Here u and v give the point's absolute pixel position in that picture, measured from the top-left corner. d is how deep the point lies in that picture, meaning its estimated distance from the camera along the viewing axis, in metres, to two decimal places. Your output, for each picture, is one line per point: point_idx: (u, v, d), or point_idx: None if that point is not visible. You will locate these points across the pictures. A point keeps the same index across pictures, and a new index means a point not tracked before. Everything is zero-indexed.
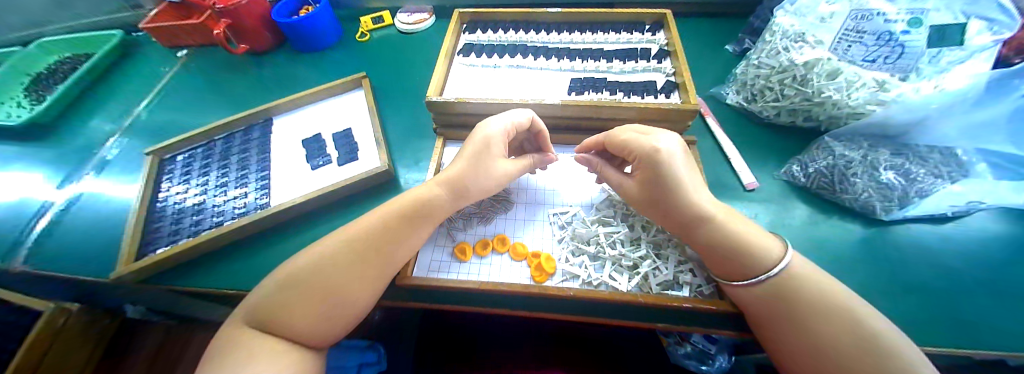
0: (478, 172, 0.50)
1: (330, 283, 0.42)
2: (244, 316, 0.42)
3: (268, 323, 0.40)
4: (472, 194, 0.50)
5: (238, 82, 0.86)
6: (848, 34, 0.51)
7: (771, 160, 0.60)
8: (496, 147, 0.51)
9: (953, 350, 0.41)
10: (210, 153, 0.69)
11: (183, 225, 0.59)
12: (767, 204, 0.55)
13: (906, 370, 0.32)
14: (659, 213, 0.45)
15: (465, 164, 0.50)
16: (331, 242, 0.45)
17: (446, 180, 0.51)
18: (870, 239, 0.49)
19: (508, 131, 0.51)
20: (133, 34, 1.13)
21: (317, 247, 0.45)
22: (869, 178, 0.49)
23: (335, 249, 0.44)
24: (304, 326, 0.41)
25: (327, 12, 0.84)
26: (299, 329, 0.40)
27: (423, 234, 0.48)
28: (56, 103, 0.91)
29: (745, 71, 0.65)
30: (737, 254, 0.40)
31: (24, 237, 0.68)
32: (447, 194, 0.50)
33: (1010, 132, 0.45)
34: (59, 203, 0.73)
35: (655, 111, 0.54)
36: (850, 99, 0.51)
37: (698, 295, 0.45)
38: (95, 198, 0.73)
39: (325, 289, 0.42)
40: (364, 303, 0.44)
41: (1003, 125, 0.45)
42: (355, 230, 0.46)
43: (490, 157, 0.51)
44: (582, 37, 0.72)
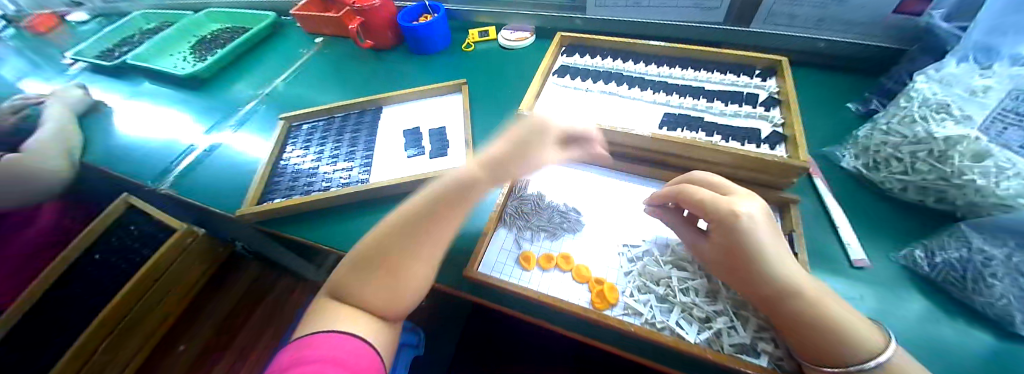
0: (525, 155, 0.53)
1: (395, 260, 0.47)
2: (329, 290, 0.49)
3: (348, 295, 0.47)
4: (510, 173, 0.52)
5: (358, 71, 0.99)
6: (1005, 115, 0.46)
7: (886, 237, 0.53)
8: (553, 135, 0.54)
9: None
10: (328, 128, 0.80)
11: (298, 184, 0.69)
12: (875, 287, 0.49)
13: None
14: (737, 282, 0.42)
15: (509, 146, 0.54)
16: (391, 222, 0.50)
17: (482, 172, 0.53)
18: (1003, 357, 0.42)
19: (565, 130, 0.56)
20: (283, 17, 1.36)
21: (382, 227, 0.50)
22: (1012, 283, 0.42)
23: (394, 228, 0.49)
24: (375, 298, 0.46)
25: (442, 22, 0.94)
26: (371, 301, 0.46)
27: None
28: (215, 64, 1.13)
29: (868, 134, 0.59)
30: (828, 341, 0.36)
31: (171, 169, 0.86)
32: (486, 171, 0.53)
33: None
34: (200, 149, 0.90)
35: (754, 160, 0.52)
36: (997, 187, 0.44)
37: (778, 367, 0.40)
38: (226, 150, 0.88)
39: (391, 264, 0.47)
40: (423, 279, 0.48)
41: None
42: (408, 209, 0.51)
43: (543, 143, 0.54)
44: (682, 72, 0.71)
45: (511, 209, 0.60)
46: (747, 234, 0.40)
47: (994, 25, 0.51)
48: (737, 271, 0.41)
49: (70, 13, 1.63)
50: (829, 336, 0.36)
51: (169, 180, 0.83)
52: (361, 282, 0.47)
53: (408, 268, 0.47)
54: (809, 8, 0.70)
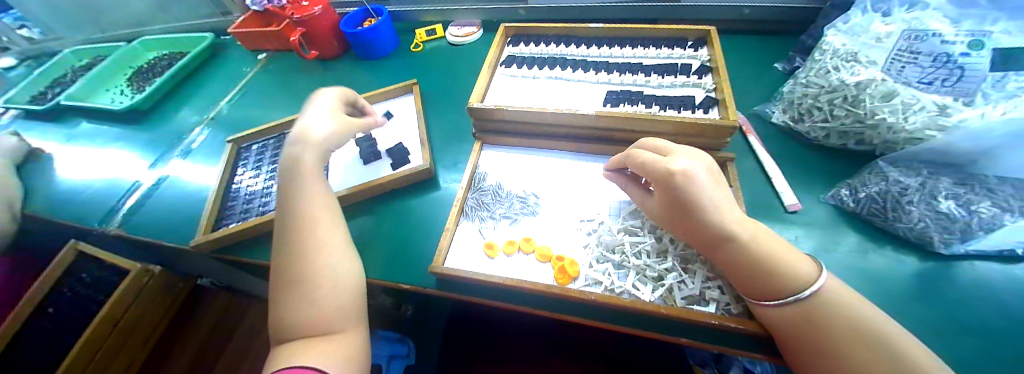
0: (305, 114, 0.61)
1: (312, 272, 0.47)
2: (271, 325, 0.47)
3: (284, 324, 0.45)
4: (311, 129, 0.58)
5: (306, 84, 0.97)
6: (902, 55, 0.50)
7: (819, 182, 0.58)
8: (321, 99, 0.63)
9: None
10: (280, 145, 0.78)
11: (253, 205, 0.68)
12: (811, 228, 0.53)
13: None
14: (685, 236, 0.45)
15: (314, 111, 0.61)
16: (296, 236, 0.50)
17: (310, 141, 0.57)
18: (924, 274, 0.47)
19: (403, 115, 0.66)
20: (221, 36, 1.30)
21: (290, 244, 0.50)
22: (927, 206, 0.47)
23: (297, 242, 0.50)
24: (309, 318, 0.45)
25: (387, 25, 0.93)
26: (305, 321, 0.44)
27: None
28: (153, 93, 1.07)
29: (791, 89, 0.63)
30: (765, 279, 0.39)
31: (117, 209, 0.81)
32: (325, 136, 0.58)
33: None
34: (147, 184, 0.86)
35: (690, 125, 0.55)
36: (905, 122, 0.49)
37: (725, 313, 0.44)
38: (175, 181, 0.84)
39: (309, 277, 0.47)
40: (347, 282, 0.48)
41: None
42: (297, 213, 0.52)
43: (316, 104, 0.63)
44: (622, 51, 0.74)
45: (472, 202, 0.61)
46: (684, 191, 0.42)
47: None
48: (683, 226, 0.44)
49: None
50: (762, 272, 0.40)
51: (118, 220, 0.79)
52: (287, 305, 0.46)
53: (326, 272, 0.47)
54: None
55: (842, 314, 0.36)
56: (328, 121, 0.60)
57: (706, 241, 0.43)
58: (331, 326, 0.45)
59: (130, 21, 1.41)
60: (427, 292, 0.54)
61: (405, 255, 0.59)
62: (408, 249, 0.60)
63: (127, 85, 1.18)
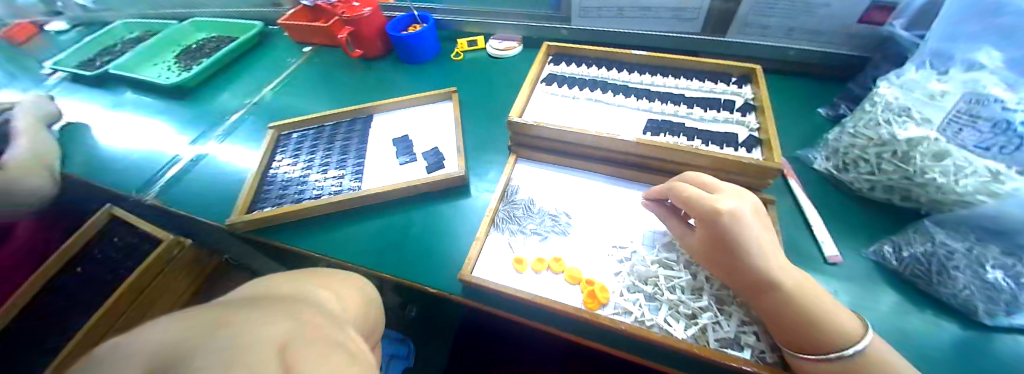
0: None
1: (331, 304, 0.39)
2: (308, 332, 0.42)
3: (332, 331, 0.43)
4: None
5: (347, 80, 1.00)
6: (959, 117, 0.49)
7: (859, 235, 0.57)
8: None
9: None
10: (319, 136, 0.80)
11: (289, 192, 0.69)
12: (847, 282, 0.52)
13: None
14: (729, 277, 0.44)
15: None
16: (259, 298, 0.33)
17: None
18: (967, 344, 0.45)
19: None
20: (268, 25, 1.35)
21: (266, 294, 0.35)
22: (974, 274, 0.45)
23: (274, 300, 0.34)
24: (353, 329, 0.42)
25: (432, 32, 0.95)
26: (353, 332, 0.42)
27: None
28: (201, 72, 1.11)
29: (837, 137, 0.63)
30: (809, 331, 0.39)
31: (155, 181, 0.84)
32: None
33: None
34: (187, 159, 0.88)
35: (732, 163, 0.55)
36: (956, 184, 0.48)
37: (759, 361, 0.43)
38: (213, 161, 0.87)
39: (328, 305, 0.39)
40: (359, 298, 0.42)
41: None
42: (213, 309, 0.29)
43: None
44: (663, 81, 0.74)
45: (504, 214, 0.61)
46: (734, 230, 0.43)
47: (952, 32, 0.55)
48: (728, 265, 0.44)
49: (50, 23, 1.65)
50: (806, 322, 0.39)
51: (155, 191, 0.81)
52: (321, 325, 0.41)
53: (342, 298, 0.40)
54: (780, 19, 0.74)
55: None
56: None
57: (752, 283, 0.42)
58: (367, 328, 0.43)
59: (184, 2, 1.48)
60: (454, 299, 0.54)
61: (432, 259, 0.59)
62: (436, 254, 0.60)
63: (174, 62, 1.23)
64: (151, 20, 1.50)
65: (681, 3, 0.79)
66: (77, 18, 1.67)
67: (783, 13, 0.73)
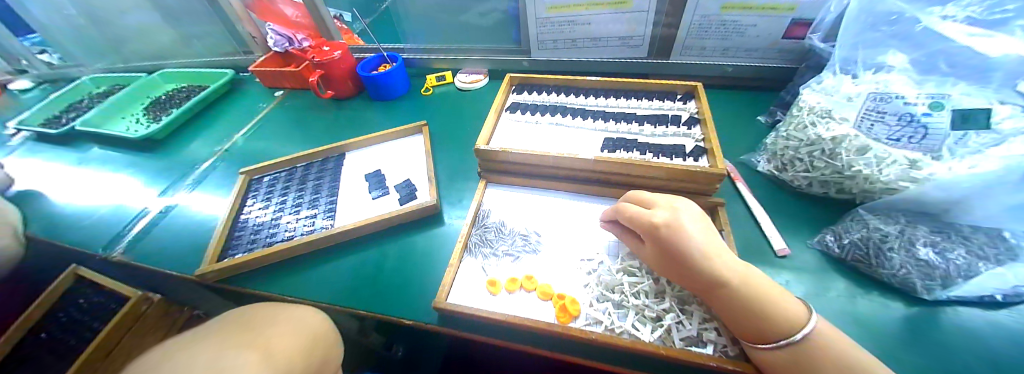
0: None
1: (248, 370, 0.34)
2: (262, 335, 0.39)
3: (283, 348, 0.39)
4: None
5: (319, 121, 1.03)
6: (870, 114, 0.55)
7: (806, 228, 0.61)
8: None
9: None
10: (290, 178, 0.81)
11: (261, 236, 0.69)
12: (798, 271, 0.56)
13: None
14: (683, 283, 0.47)
15: None
16: None
17: None
18: (910, 319, 0.49)
19: None
20: (240, 73, 1.37)
21: None
22: (907, 253, 0.50)
23: None
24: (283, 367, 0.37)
25: (401, 70, 0.99)
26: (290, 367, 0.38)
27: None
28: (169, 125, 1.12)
29: (774, 141, 0.69)
30: (761, 323, 0.42)
31: (120, 238, 0.82)
32: None
33: (1007, 208, 0.45)
34: (155, 211, 0.88)
35: (682, 172, 0.59)
36: (881, 174, 0.54)
37: (722, 355, 0.46)
38: (184, 211, 0.86)
39: None
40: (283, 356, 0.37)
41: (1013, 182, 0.43)
42: None
43: None
44: (617, 102, 0.80)
45: (476, 238, 0.63)
46: (676, 238, 0.46)
47: (855, 42, 0.62)
48: (681, 272, 0.46)
49: (13, 83, 1.64)
50: (754, 312, 0.42)
51: (122, 247, 0.79)
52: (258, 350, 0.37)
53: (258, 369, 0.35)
54: (716, 40, 0.82)
55: (834, 357, 0.38)
56: None
57: (704, 284, 0.45)
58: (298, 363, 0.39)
59: (153, 55, 1.50)
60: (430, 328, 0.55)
61: (408, 290, 0.60)
62: (410, 284, 0.61)
63: (143, 114, 1.23)
64: (120, 73, 1.51)
65: (627, 32, 0.87)
66: (42, 76, 1.66)
67: (717, 36, 0.81)
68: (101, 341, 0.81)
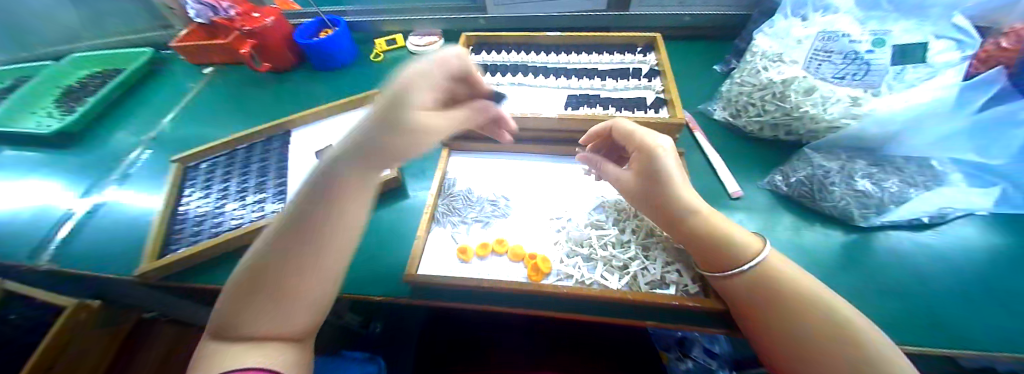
0: (430, 113, 0.41)
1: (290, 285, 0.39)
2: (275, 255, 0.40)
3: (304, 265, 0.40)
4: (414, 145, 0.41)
5: (259, 97, 0.93)
6: (818, 54, 0.57)
7: (759, 170, 0.64)
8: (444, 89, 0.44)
9: (933, 350, 0.44)
10: (231, 162, 0.74)
11: (205, 227, 0.64)
12: (752, 212, 0.59)
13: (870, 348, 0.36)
14: (650, 208, 0.50)
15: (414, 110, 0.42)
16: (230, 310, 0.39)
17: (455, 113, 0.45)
18: (849, 246, 0.54)
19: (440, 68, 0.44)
20: (161, 51, 1.20)
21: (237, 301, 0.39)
22: (847, 186, 0.54)
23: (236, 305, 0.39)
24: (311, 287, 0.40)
25: (345, 35, 0.91)
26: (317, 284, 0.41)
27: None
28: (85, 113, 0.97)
29: (729, 88, 0.70)
30: (720, 252, 0.45)
31: (47, 244, 0.72)
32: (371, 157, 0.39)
33: (938, 137, 0.49)
34: (80, 213, 0.77)
35: (644, 125, 0.59)
36: (826, 113, 0.56)
37: (684, 293, 0.49)
38: (117, 207, 0.77)
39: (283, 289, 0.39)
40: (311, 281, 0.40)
41: (940, 110, 0.45)
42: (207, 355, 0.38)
43: (411, 97, 0.39)
44: (578, 58, 0.77)
45: (442, 208, 0.60)
46: (658, 163, 0.48)
47: None
48: (652, 197, 0.49)
49: None
50: (713, 242, 0.45)
51: (50, 254, 0.70)
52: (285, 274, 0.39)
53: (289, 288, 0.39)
54: None
55: (791, 277, 0.42)
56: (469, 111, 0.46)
57: (669, 209, 0.47)
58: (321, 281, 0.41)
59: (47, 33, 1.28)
60: (400, 301, 0.53)
61: (371, 267, 0.57)
62: (377, 260, 0.58)
63: (55, 107, 1.05)
64: (17, 65, 1.28)
65: None
66: None
67: None
68: (36, 361, 0.73)
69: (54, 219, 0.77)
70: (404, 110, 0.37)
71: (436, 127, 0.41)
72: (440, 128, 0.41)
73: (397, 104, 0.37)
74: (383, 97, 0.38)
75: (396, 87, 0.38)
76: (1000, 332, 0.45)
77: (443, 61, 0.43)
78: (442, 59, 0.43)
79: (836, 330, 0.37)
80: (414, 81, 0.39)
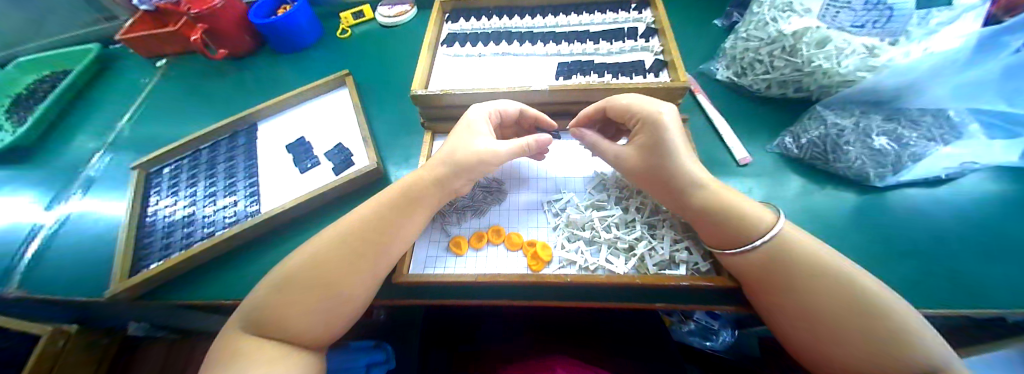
0: (462, 147, 0.50)
1: (330, 279, 0.41)
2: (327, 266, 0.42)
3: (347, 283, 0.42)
4: (457, 172, 0.49)
5: (222, 88, 0.85)
6: (836, 1, 0.50)
7: (766, 133, 0.60)
8: (478, 126, 0.52)
9: (939, 310, 0.42)
10: (196, 164, 0.68)
11: (174, 238, 0.58)
12: (761, 179, 0.55)
13: (896, 321, 0.33)
14: (651, 181, 0.47)
15: (451, 143, 0.51)
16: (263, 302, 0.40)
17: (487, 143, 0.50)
18: (865, 208, 0.51)
19: (492, 115, 0.53)
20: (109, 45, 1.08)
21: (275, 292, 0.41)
22: (862, 145, 0.50)
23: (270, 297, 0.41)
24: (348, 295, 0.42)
25: (305, 9, 0.81)
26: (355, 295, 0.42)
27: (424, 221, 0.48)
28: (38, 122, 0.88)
29: (733, 45, 0.64)
30: (727, 226, 0.42)
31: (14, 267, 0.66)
32: (432, 178, 0.49)
33: (955, 87, 0.45)
34: (49, 225, 0.71)
35: (645, 91, 0.54)
36: (840, 66, 0.51)
37: (695, 273, 0.46)
38: (86, 218, 0.71)
39: (324, 285, 0.41)
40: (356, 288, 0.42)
41: (963, 60, 0.42)
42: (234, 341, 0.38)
43: (472, 136, 0.51)
44: (567, 20, 0.70)
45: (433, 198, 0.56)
46: (659, 130, 0.46)
47: None
48: (653, 167, 0.46)
49: None
50: (720, 216, 0.43)
51: (18, 280, 0.64)
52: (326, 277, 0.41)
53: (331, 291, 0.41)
54: None
55: (807, 251, 0.38)
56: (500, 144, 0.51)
57: (671, 179, 0.45)
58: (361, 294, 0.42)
59: None
60: (391, 303, 0.49)
61: None
62: None
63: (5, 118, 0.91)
64: None
65: None
66: None
67: None
68: None
69: (20, 237, 0.70)
70: (472, 138, 0.51)
71: (495, 150, 0.50)
72: (499, 151, 0.50)
73: (467, 133, 0.51)
74: (458, 131, 0.52)
75: (469, 122, 0.52)
76: (1020, 286, 0.43)
77: (498, 108, 0.53)
78: (500, 107, 0.53)
79: (858, 305, 0.35)
80: (480, 120, 0.52)
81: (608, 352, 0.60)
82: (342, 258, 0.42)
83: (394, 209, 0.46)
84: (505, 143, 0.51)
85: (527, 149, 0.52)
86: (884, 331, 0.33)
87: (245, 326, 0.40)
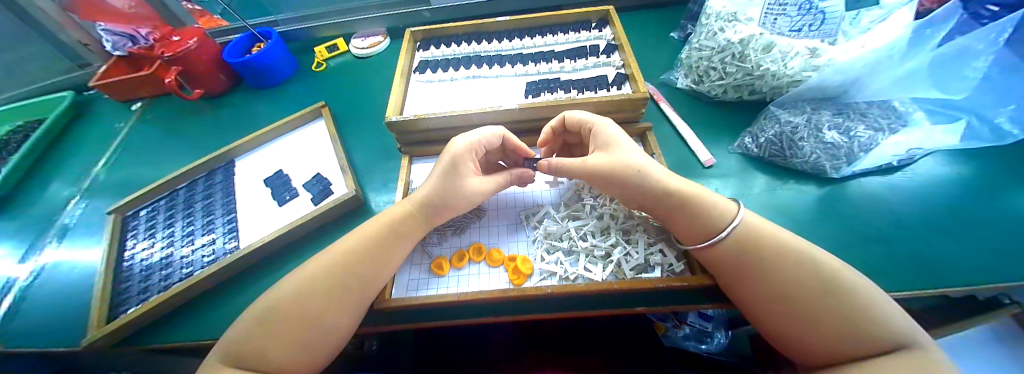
0: (450, 190, 0.49)
1: (307, 310, 0.41)
2: (304, 297, 0.42)
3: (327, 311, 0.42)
4: (443, 213, 0.50)
5: (199, 128, 0.86)
6: (772, 8, 0.54)
7: (728, 134, 0.63)
8: (465, 164, 0.51)
9: (900, 293, 0.45)
10: (174, 204, 0.67)
11: (152, 282, 0.58)
12: (726, 179, 0.58)
13: (860, 295, 0.36)
14: (629, 176, 0.46)
15: (438, 181, 0.50)
16: (239, 338, 0.40)
17: (475, 184, 0.51)
18: (824, 199, 0.53)
19: (475, 147, 0.52)
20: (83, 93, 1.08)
21: (249, 327, 0.41)
22: (816, 140, 0.53)
23: (247, 331, 0.40)
24: (327, 322, 0.42)
25: (279, 46, 0.83)
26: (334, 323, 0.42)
27: (403, 245, 0.48)
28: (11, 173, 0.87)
29: (688, 55, 0.67)
30: (699, 217, 0.44)
31: None
32: (421, 215, 0.50)
33: (894, 79, 0.49)
34: (23, 277, 0.69)
35: (609, 104, 0.57)
36: (788, 68, 0.55)
37: (670, 274, 0.47)
38: (62, 267, 0.69)
39: (303, 316, 0.41)
40: (336, 317, 0.42)
41: (898, 52, 0.46)
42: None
43: (460, 175, 0.50)
44: (532, 41, 0.73)
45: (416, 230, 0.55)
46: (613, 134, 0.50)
47: None
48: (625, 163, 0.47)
49: None
50: (691, 210, 0.44)
51: None
52: (305, 306, 0.41)
53: (313, 321, 0.41)
54: None
55: (773, 237, 0.41)
56: (484, 184, 0.52)
57: (646, 172, 0.46)
58: (340, 322, 0.42)
59: None
60: (375, 329, 0.49)
61: None
62: None
63: None
64: None
65: None
66: None
67: None
68: None
69: None
70: (459, 177, 0.50)
71: (478, 190, 0.51)
72: (481, 190, 0.51)
73: (454, 169, 0.50)
74: (444, 164, 0.50)
75: (456, 156, 0.50)
76: (972, 264, 0.46)
77: (482, 139, 0.52)
78: (485, 138, 0.52)
79: (826, 283, 0.37)
80: (465, 155, 0.51)
81: (613, 356, 0.61)
82: (321, 288, 0.43)
83: (372, 235, 0.47)
84: (485, 179, 0.52)
85: (504, 183, 0.54)
86: (855, 306, 0.35)
87: (224, 360, 0.39)
